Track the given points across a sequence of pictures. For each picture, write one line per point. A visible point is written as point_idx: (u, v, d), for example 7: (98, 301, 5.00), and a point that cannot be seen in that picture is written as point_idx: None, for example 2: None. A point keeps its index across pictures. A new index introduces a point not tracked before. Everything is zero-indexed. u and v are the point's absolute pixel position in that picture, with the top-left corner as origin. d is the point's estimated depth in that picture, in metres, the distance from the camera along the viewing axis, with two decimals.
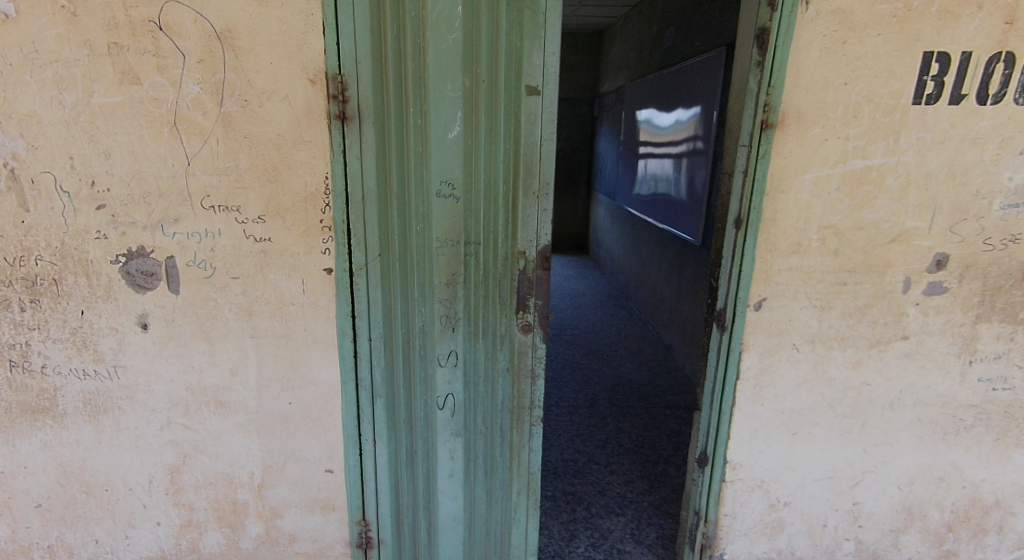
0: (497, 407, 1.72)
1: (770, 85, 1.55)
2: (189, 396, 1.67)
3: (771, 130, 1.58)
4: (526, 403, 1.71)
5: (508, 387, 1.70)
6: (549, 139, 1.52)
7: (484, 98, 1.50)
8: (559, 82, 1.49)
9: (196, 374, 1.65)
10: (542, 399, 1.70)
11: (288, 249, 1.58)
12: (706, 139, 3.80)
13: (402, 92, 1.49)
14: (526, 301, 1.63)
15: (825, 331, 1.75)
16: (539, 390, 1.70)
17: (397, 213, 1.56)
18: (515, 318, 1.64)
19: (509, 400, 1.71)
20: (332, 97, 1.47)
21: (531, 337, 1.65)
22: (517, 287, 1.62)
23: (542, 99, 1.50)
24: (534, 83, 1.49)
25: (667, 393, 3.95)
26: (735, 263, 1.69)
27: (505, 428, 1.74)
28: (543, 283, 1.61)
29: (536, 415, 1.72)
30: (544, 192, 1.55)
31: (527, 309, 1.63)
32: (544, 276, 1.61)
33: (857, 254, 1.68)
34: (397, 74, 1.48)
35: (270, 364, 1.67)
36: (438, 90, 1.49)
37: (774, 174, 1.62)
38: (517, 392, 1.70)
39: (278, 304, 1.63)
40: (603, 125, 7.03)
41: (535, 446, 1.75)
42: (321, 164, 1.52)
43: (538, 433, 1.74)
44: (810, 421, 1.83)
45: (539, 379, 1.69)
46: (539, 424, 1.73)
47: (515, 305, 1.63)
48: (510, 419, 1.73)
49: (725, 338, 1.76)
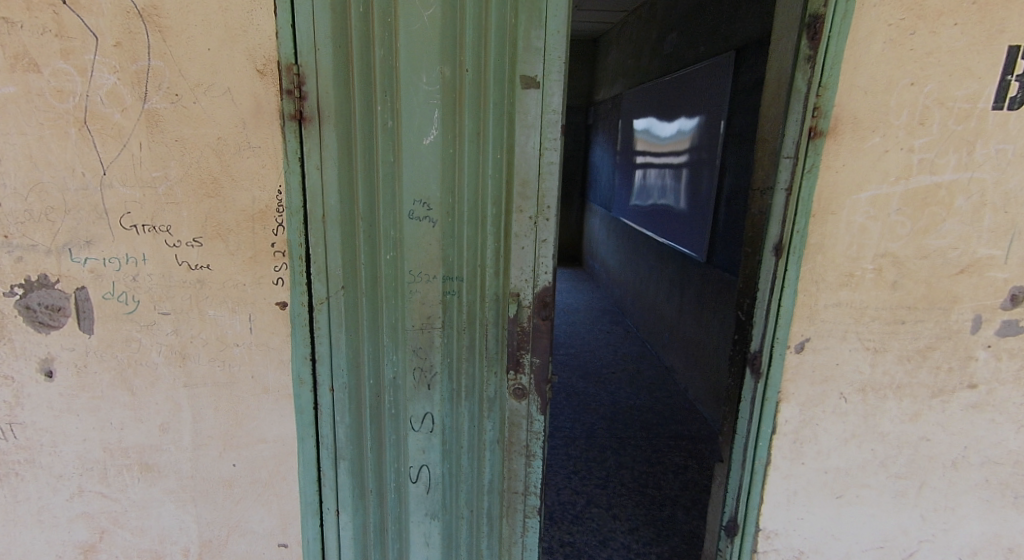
0: (483, 487, 1.42)
1: (821, 85, 1.28)
2: (106, 458, 1.36)
3: (821, 138, 1.31)
4: (518, 488, 1.41)
5: (496, 464, 1.40)
6: (551, 147, 1.22)
7: (469, 95, 1.21)
8: (563, 71, 1.20)
9: (115, 432, 1.35)
10: (538, 484, 1.40)
11: (231, 279, 1.28)
12: (710, 150, 3.56)
13: (370, 87, 1.21)
14: (519, 358, 1.33)
15: (879, 377, 1.48)
16: (534, 473, 1.40)
17: (364, 238, 1.27)
18: (506, 378, 1.34)
19: (497, 481, 1.41)
20: (286, 93, 1.18)
21: (525, 404, 1.35)
22: (509, 342, 1.32)
23: (541, 94, 1.20)
24: (531, 76, 1.20)
25: (670, 422, 3.66)
26: (774, 298, 1.41)
27: (493, 515, 1.44)
28: (541, 336, 1.32)
29: (532, 504, 1.42)
30: (543, 218, 1.26)
31: (521, 367, 1.33)
32: (543, 327, 1.31)
33: (918, 287, 1.41)
34: (364, 64, 1.19)
35: (209, 419, 1.37)
36: (414, 83, 1.20)
37: (823, 192, 1.35)
38: (508, 471, 1.40)
39: (219, 345, 1.33)
40: (598, 134, 6.85)
41: (530, 536, 1.44)
42: (272, 175, 1.23)
43: (533, 528, 1.44)
44: (859, 483, 1.56)
45: (534, 460, 1.39)
46: (535, 514, 1.43)
47: (506, 362, 1.33)
48: (499, 506, 1.43)
49: (759, 387, 1.48)
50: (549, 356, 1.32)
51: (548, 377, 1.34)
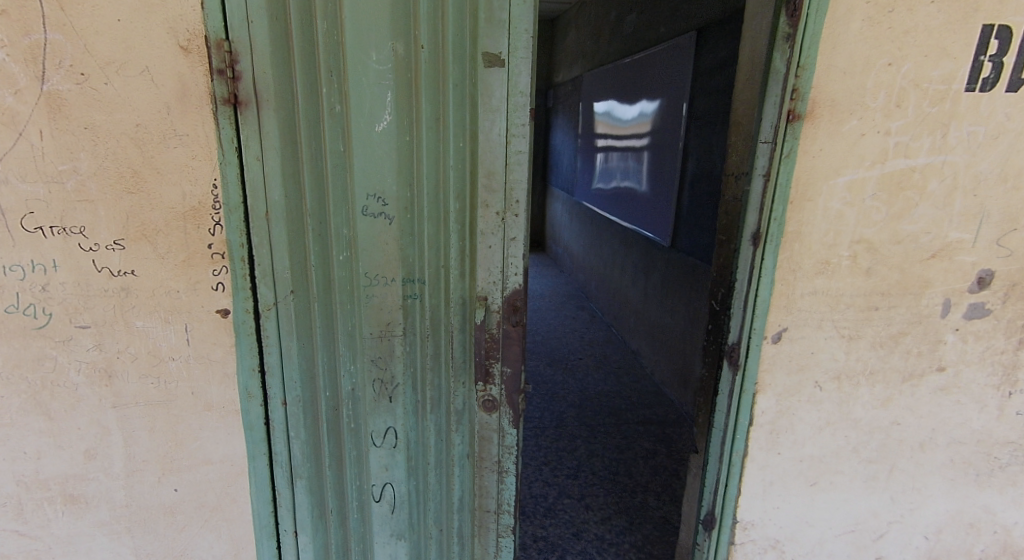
0: (453, 505, 1.33)
1: (799, 66, 1.24)
2: (23, 492, 1.21)
3: (799, 122, 1.27)
4: (490, 506, 1.33)
5: (466, 481, 1.32)
6: (518, 134, 1.11)
7: (426, 75, 1.09)
8: (530, 46, 1.07)
9: (32, 462, 1.19)
10: (512, 502, 1.32)
11: (161, 285, 1.14)
12: (674, 133, 3.62)
13: (314, 66, 1.07)
14: (489, 368, 1.23)
15: (853, 364, 1.46)
16: (507, 491, 1.32)
17: (313, 238, 1.14)
18: (475, 390, 1.25)
19: (468, 499, 1.33)
20: (217, 73, 1.04)
21: (496, 417, 1.26)
22: (476, 350, 1.22)
23: (505, 72, 1.08)
24: (495, 52, 1.08)
25: (639, 407, 3.80)
26: (751, 289, 1.39)
27: (464, 534, 1.35)
28: (512, 344, 1.21)
29: (505, 522, 1.34)
30: (512, 213, 1.15)
31: (491, 378, 1.23)
32: (513, 333, 1.21)
33: (892, 273, 1.39)
34: (304, 39, 1.05)
35: (144, 443, 1.22)
36: (362, 61, 1.07)
37: (800, 177, 1.31)
38: (479, 488, 1.32)
39: (151, 361, 1.18)
40: (559, 117, 6.87)
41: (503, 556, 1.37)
42: (205, 167, 1.08)
43: (507, 547, 1.36)
44: (832, 469, 1.55)
45: (508, 476, 1.30)
46: (508, 533, 1.35)
47: (475, 373, 1.23)
48: (470, 525, 1.35)
49: (737, 378, 1.46)
50: (520, 365, 1.22)
51: (521, 386, 1.24)
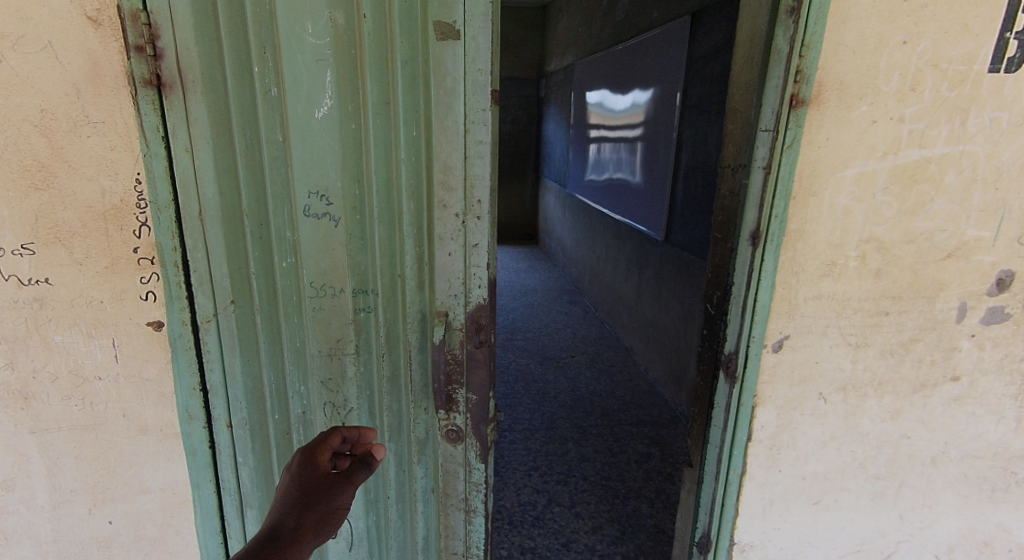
0: (417, 545, 1.21)
1: (804, 44, 1.11)
2: None
3: (802, 108, 1.14)
4: (457, 545, 1.21)
5: (431, 518, 1.20)
6: (477, 122, 0.98)
7: (372, 51, 0.95)
8: (488, 15, 0.94)
9: None
10: (481, 540, 1.21)
11: (81, 294, 1.01)
12: (665, 121, 3.56)
13: (243, 40, 0.92)
14: (451, 394, 1.10)
15: (860, 375, 1.35)
16: (476, 529, 1.20)
17: (252, 242, 1.01)
18: (437, 419, 1.12)
19: (434, 537, 1.21)
20: (134, 51, 0.90)
21: (462, 449, 1.14)
22: (437, 375, 1.09)
23: (458, 44, 0.95)
24: (448, 23, 0.94)
25: (631, 408, 3.70)
26: (750, 294, 1.26)
27: None
28: (478, 367, 1.09)
29: None
30: (473, 215, 1.03)
31: (454, 406, 1.11)
32: (479, 355, 1.09)
33: (904, 275, 1.27)
34: (229, 8, 0.91)
35: (70, 471, 1.11)
36: (296, 35, 0.92)
37: (804, 169, 1.19)
38: (445, 525, 1.20)
39: (74, 381, 1.06)
40: (552, 107, 6.84)
41: None
42: (127, 160, 0.95)
43: None
44: (837, 487, 1.43)
45: (475, 514, 1.19)
46: None
47: (436, 400, 1.11)
48: None
49: (734, 392, 1.34)
50: (487, 391, 1.11)
51: (487, 415, 1.13)
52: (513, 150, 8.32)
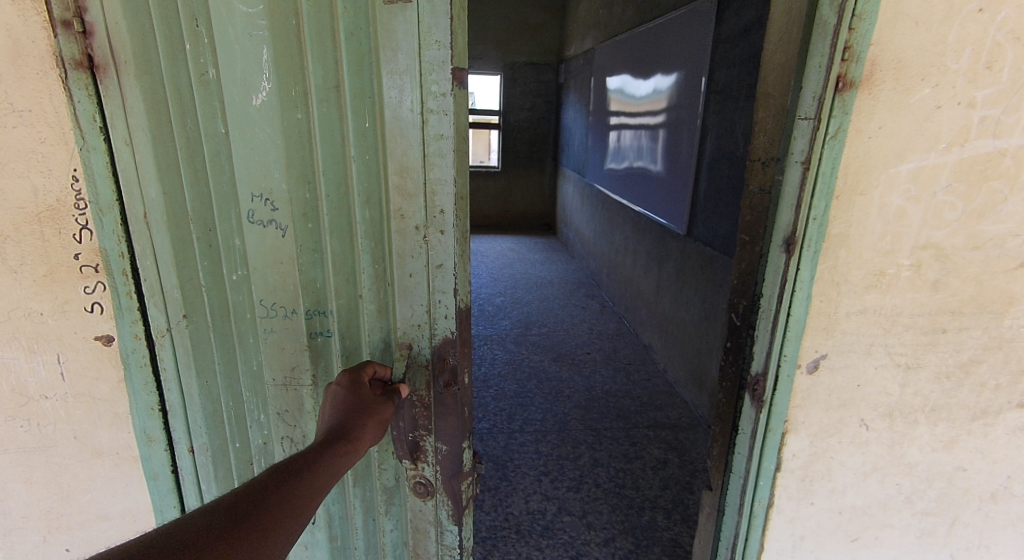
0: None
1: (856, 12, 0.93)
2: None
3: (852, 91, 0.97)
4: None
5: None
6: (437, 112, 0.89)
7: (311, 22, 0.87)
8: None
9: None
10: None
11: (18, 305, 0.99)
12: (688, 107, 3.45)
13: (174, 10, 0.88)
14: (419, 442, 1.05)
15: (909, 400, 1.17)
16: None
17: (200, 250, 0.98)
18: (405, 468, 1.06)
19: None
20: (61, 29, 0.87)
21: (432, 504, 1.08)
22: (403, 421, 1.03)
23: (407, 14, 0.85)
24: None
25: (648, 409, 3.54)
26: (783, 307, 1.10)
27: None
28: (447, 416, 1.03)
29: None
30: (435, 229, 0.94)
31: (422, 455, 1.05)
32: (447, 402, 1.02)
33: (966, 287, 1.09)
34: None
35: (24, 498, 1.11)
36: (227, 2, 0.86)
37: (850, 165, 1.02)
38: None
39: (17, 400, 1.05)
40: (573, 93, 6.77)
41: None
42: (60, 153, 0.93)
43: None
44: (879, 523, 1.26)
45: None
46: None
47: (403, 449, 1.04)
48: None
49: (761, 418, 1.18)
50: (458, 443, 1.04)
51: (459, 469, 1.06)
52: (532, 139, 8.18)
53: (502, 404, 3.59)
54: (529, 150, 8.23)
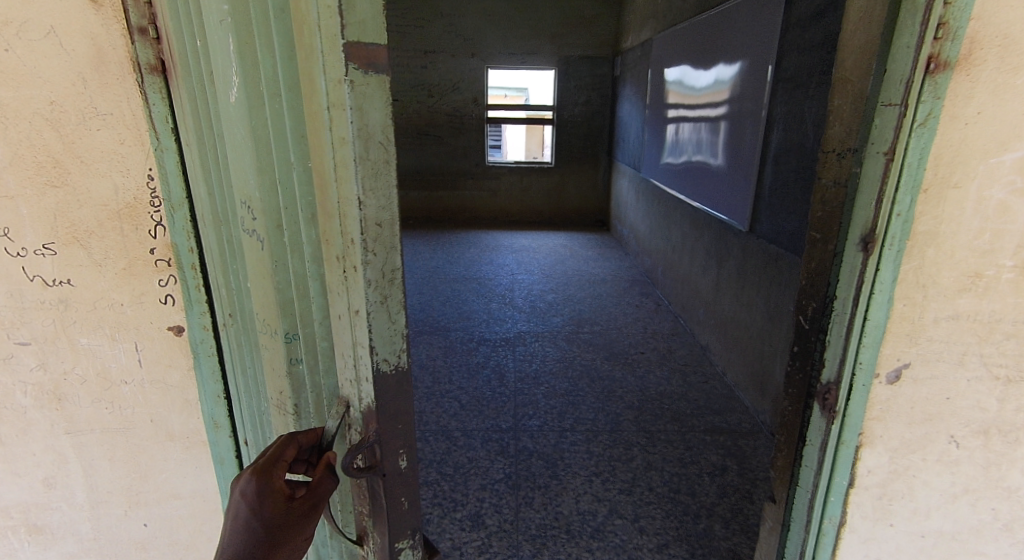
0: None
1: None
2: None
3: (945, 73, 0.90)
4: None
5: None
6: (336, 108, 0.79)
7: (262, 20, 0.85)
8: None
9: None
10: None
11: (100, 294, 1.13)
12: (755, 96, 3.34)
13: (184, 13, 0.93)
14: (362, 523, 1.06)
15: (1010, 417, 1.05)
16: None
17: (227, 250, 1.06)
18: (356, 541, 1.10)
19: None
20: (138, 42, 1.01)
21: None
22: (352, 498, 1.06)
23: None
24: None
25: (705, 413, 3.43)
26: (858, 310, 1.02)
27: None
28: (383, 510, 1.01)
29: None
30: (350, 264, 0.87)
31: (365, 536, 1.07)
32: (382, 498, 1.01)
33: None
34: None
35: (106, 474, 1.26)
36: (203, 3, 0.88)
37: (941, 155, 0.94)
38: None
39: (102, 384, 1.19)
40: (629, 86, 6.65)
41: None
42: (139, 155, 1.06)
43: None
44: (969, 551, 1.15)
45: None
46: None
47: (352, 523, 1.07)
48: None
49: (833, 430, 1.09)
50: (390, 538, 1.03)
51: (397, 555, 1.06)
52: (586, 133, 8.06)
53: (553, 401, 3.55)
54: (584, 144, 8.12)
